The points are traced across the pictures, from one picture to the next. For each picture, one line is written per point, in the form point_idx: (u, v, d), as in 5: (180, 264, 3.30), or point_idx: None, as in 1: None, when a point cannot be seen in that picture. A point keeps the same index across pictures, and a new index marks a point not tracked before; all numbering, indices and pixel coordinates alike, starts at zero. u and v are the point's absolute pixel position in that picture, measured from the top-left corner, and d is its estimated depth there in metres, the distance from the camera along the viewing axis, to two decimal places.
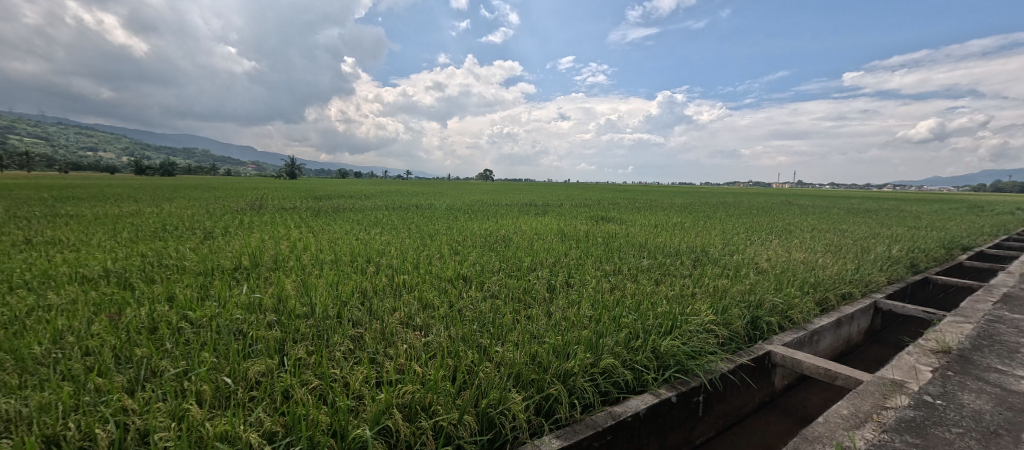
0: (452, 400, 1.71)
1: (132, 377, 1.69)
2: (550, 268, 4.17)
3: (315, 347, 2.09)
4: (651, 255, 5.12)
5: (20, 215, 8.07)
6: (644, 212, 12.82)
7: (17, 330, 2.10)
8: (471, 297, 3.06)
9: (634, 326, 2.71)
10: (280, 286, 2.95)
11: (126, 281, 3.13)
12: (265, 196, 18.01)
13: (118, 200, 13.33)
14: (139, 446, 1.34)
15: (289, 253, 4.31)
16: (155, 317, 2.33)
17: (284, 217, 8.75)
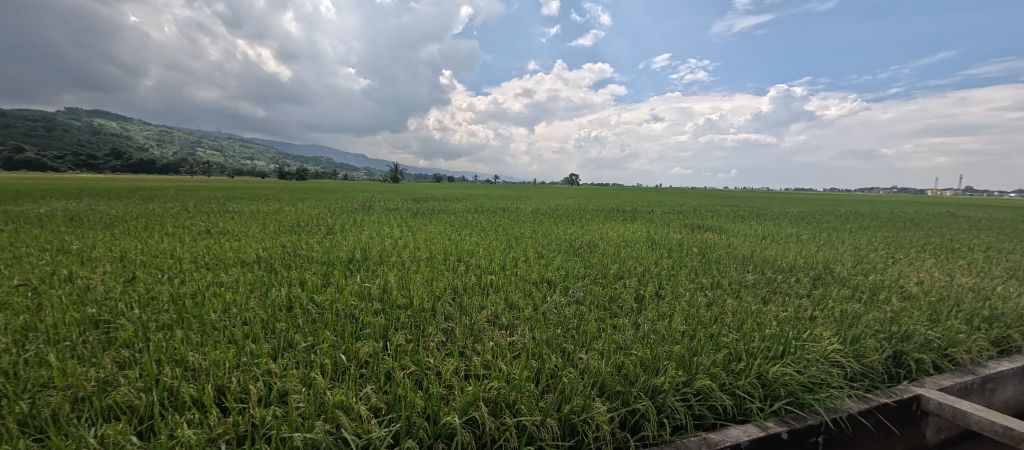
0: (536, 402, 1.72)
1: (275, 345, 2.04)
2: (638, 277, 3.97)
3: (413, 336, 2.28)
4: (757, 269, 4.56)
5: (204, 211, 10.40)
6: (748, 221, 11.48)
7: (201, 299, 2.68)
8: (556, 301, 3.06)
9: (735, 347, 2.44)
10: (385, 278, 3.30)
11: (272, 266, 3.80)
12: (373, 198, 20.38)
13: (268, 200, 16.40)
14: (278, 403, 1.60)
15: (392, 249, 4.80)
16: (291, 297, 2.78)
17: (387, 217, 9.80)
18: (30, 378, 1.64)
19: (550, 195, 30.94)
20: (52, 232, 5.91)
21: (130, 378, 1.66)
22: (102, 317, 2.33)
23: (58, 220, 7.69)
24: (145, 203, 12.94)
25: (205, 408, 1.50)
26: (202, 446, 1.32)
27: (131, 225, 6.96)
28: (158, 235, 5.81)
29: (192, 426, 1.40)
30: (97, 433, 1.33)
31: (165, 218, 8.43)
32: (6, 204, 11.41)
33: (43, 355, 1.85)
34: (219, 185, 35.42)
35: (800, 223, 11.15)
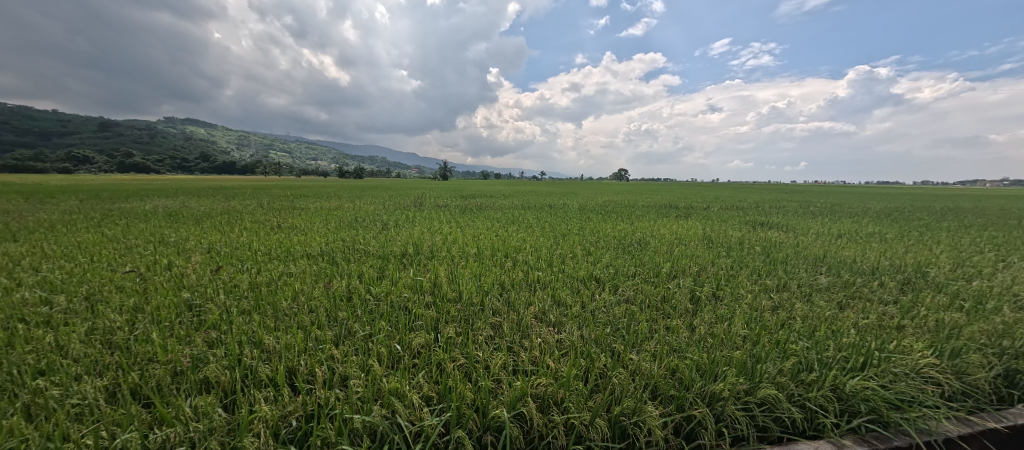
0: (584, 401, 1.69)
1: (337, 333, 2.19)
2: (694, 277, 3.77)
3: (463, 329, 2.34)
4: (832, 271, 4.14)
5: (275, 208, 11.44)
6: (820, 218, 10.44)
7: (274, 288, 2.95)
8: (606, 300, 2.98)
9: (805, 356, 2.23)
10: (435, 272, 3.42)
11: (334, 259, 4.09)
12: (424, 195, 21.21)
13: (330, 197, 17.69)
14: (340, 387, 1.71)
15: (442, 245, 4.96)
16: (351, 288, 2.97)
17: (437, 214, 10.15)
18: (139, 353, 1.89)
19: (597, 192, 30.26)
20: (155, 226, 6.81)
21: (217, 357, 1.86)
22: (194, 302, 2.64)
23: (160, 215, 8.84)
24: (229, 201, 14.51)
25: (278, 388, 1.64)
26: (276, 423, 1.45)
27: (217, 220, 7.82)
28: (239, 229, 6.48)
29: (267, 403, 1.54)
30: (190, 403, 1.50)
31: (244, 214, 9.39)
32: (123, 201, 13.37)
33: (149, 333, 2.13)
34: (286, 184, 38.68)
35: (884, 221, 9.95)
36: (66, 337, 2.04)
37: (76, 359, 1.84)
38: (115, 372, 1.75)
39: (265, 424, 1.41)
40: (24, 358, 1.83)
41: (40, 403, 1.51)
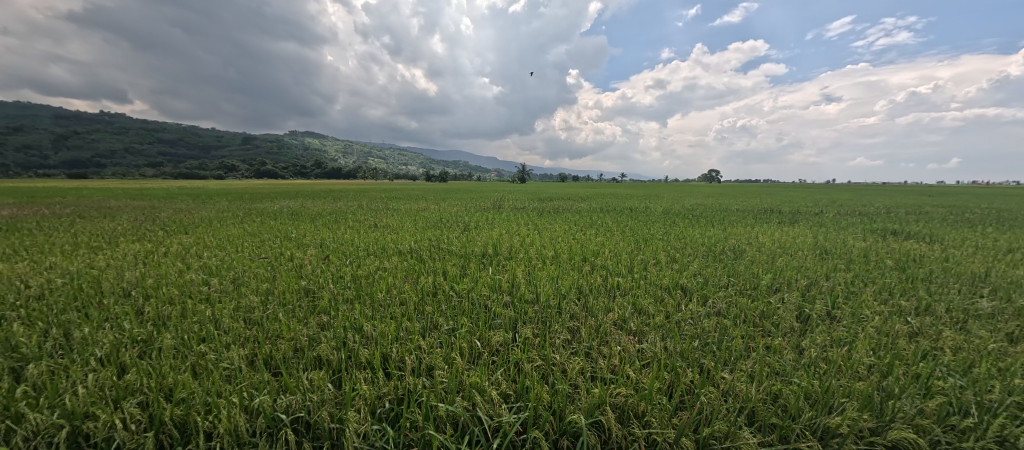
0: (669, 417, 1.60)
1: (424, 325, 2.36)
2: (801, 292, 3.32)
3: (540, 331, 2.36)
4: (1000, 294, 3.31)
5: (372, 208, 12.77)
6: (981, 228, 8.37)
7: (372, 280, 3.30)
8: (693, 312, 2.77)
9: (956, 396, 1.83)
10: (514, 272, 3.50)
11: (421, 256, 4.42)
12: (502, 197, 21.83)
13: (418, 199, 19.18)
14: (427, 376, 1.84)
15: (520, 246, 5.05)
16: (436, 285, 3.19)
17: (514, 215, 10.37)
18: (270, 330, 2.25)
19: (681, 195, 28.14)
20: (281, 223, 8.07)
21: (327, 338, 2.12)
22: (310, 289, 3.06)
23: (284, 214, 10.43)
24: (335, 202, 16.56)
25: (374, 370, 1.82)
26: (373, 401, 1.60)
27: (326, 219, 8.99)
28: (344, 227, 7.37)
29: (366, 383, 1.71)
30: (307, 375, 1.74)
31: (347, 214, 10.65)
32: (259, 202, 16.11)
33: (277, 314, 2.52)
34: (380, 187, 42.82)
35: None
36: (221, 312, 2.51)
37: (227, 331, 2.25)
38: (252, 344, 2.10)
39: (365, 401, 1.57)
40: (193, 326, 2.30)
41: (203, 364, 1.87)
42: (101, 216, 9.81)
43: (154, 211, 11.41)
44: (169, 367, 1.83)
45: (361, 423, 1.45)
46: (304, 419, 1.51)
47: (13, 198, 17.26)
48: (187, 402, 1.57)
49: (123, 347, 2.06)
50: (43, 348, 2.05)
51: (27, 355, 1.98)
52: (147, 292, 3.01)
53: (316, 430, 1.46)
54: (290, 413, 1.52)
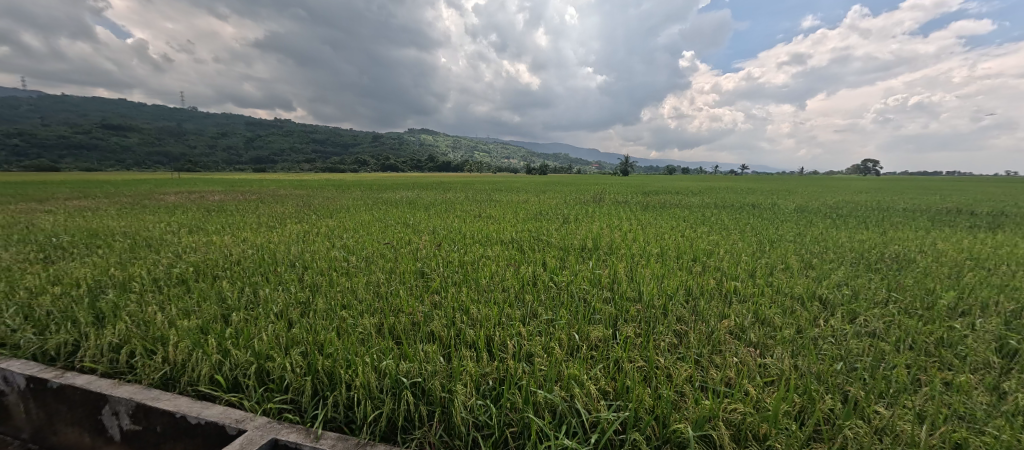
0: (797, 446, 1.40)
1: (524, 314, 2.45)
2: (1004, 319, 2.55)
3: (642, 331, 2.26)
4: None
5: (476, 200, 13.61)
6: None
7: (477, 266, 3.54)
8: (833, 331, 2.36)
9: None
10: (615, 268, 3.41)
11: (522, 246, 4.59)
12: (601, 191, 21.14)
13: (518, 192, 19.87)
14: (527, 362, 1.91)
15: (622, 242, 4.87)
16: (536, 275, 3.28)
17: (614, 209, 10.03)
18: (395, 304, 2.59)
19: (818, 190, 23.63)
20: (401, 211, 9.13)
21: (439, 316, 2.35)
22: (425, 271, 3.42)
23: (401, 203, 11.80)
24: (443, 193, 18.11)
25: (479, 350, 1.96)
26: (478, 378, 1.73)
27: (435, 209, 9.89)
28: (452, 216, 8.01)
29: (473, 361, 1.85)
30: (422, 347, 1.95)
31: (455, 204, 11.57)
32: (384, 192, 18.50)
33: (398, 290, 2.88)
34: (479, 181, 45.22)
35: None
36: (356, 285, 2.96)
37: (361, 302, 2.64)
38: (381, 314, 2.44)
39: (471, 377, 1.70)
40: (337, 295, 2.76)
41: (345, 326, 2.24)
42: (274, 202, 12.41)
43: (308, 199, 13.97)
44: (321, 326, 2.23)
45: (468, 397, 1.58)
46: (420, 385, 1.69)
47: (219, 187, 22.89)
48: (334, 356, 1.89)
49: (290, 307, 2.58)
50: (240, 301, 2.68)
51: (231, 306, 2.61)
52: (306, 263, 3.71)
53: (430, 396, 1.63)
54: (409, 377, 1.72)
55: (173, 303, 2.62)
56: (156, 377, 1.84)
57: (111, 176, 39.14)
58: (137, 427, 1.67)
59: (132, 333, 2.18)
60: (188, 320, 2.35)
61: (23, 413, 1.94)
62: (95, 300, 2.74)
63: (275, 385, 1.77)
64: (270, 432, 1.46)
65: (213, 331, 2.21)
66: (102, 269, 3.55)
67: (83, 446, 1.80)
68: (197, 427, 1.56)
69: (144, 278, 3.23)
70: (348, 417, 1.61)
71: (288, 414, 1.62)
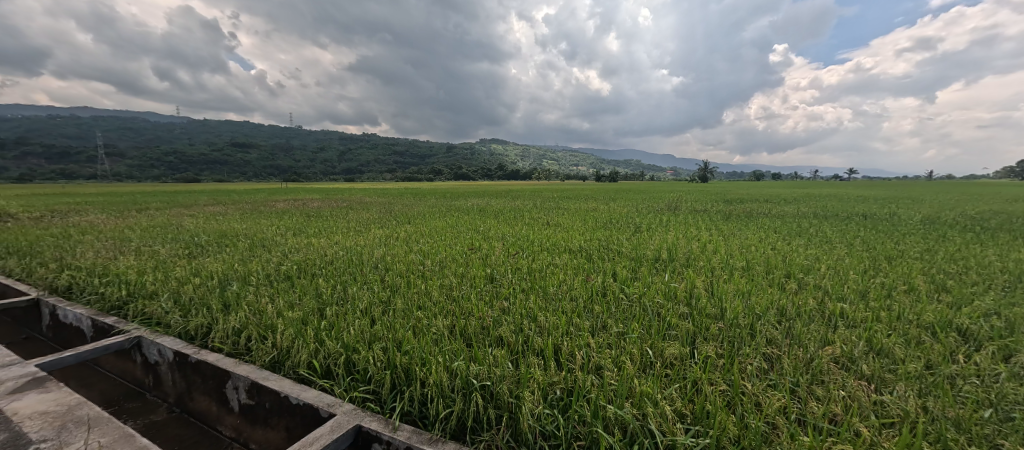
0: None
1: (594, 325, 2.39)
2: None
3: (725, 352, 2.08)
4: None
5: (543, 207, 13.66)
6: None
7: (545, 274, 3.55)
8: (977, 370, 1.95)
9: None
10: (693, 282, 3.19)
11: (591, 255, 4.50)
12: (675, 198, 19.86)
13: (586, 199, 19.54)
14: (596, 374, 1.87)
15: (701, 253, 4.53)
16: (606, 285, 3.19)
17: (691, 218, 9.38)
18: (466, 308, 2.69)
19: (952, 198, 19.63)
20: (471, 218, 9.50)
21: (508, 322, 2.40)
22: (494, 277, 3.51)
23: (471, 210, 12.27)
24: (511, 201, 18.48)
25: (548, 358, 1.96)
26: (545, 387, 1.73)
27: (503, 216, 10.14)
28: (520, 224, 8.13)
29: (540, 369, 1.85)
30: (492, 351, 2.00)
31: (522, 212, 11.73)
32: (456, 200, 19.43)
33: (469, 294, 2.99)
34: (544, 188, 45.31)
35: None
36: (431, 288, 3.14)
37: (434, 304, 2.79)
38: (453, 316, 2.56)
39: (539, 385, 1.71)
40: (414, 296, 2.95)
41: (421, 326, 2.39)
42: (361, 208, 13.72)
43: (388, 206, 15.21)
44: (400, 324, 2.40)
45: (536, 405, 1.58)
46: (489, 388, 1.73)
47: (316, 195, 26.02)
48: (410, 353, 2.02)
49: (374, 305, 2.82)
50: (332, 297, 3.00)
51: (325, 301, 2.93)
52: (388, 265, 4.04)
53: (498, 400, 1.66)
54: (478, 380, 1.77)
55: (279, 296, 3.02)
56: (266, 360, 2.13)
57: (234, 186, 46.51)
58: (251, 401, 1.95)
59: (249, 320, 2.55)
60: (291, 311, 2.69)
61: (170, 381, 2.37)
62: (223, 291, 3.27)
63: (360, 376, 1.94)
64: (355, 419, 1.60)
65: (310, 322, 2.50)
66: (229, 264, 4.23)
67: (211, 413, 2.15)
68: (297, 408, 1.77)
69: (259, 273, 3.77)
70: (422, 412, 1.70)
71: (370, 403, 1.76)
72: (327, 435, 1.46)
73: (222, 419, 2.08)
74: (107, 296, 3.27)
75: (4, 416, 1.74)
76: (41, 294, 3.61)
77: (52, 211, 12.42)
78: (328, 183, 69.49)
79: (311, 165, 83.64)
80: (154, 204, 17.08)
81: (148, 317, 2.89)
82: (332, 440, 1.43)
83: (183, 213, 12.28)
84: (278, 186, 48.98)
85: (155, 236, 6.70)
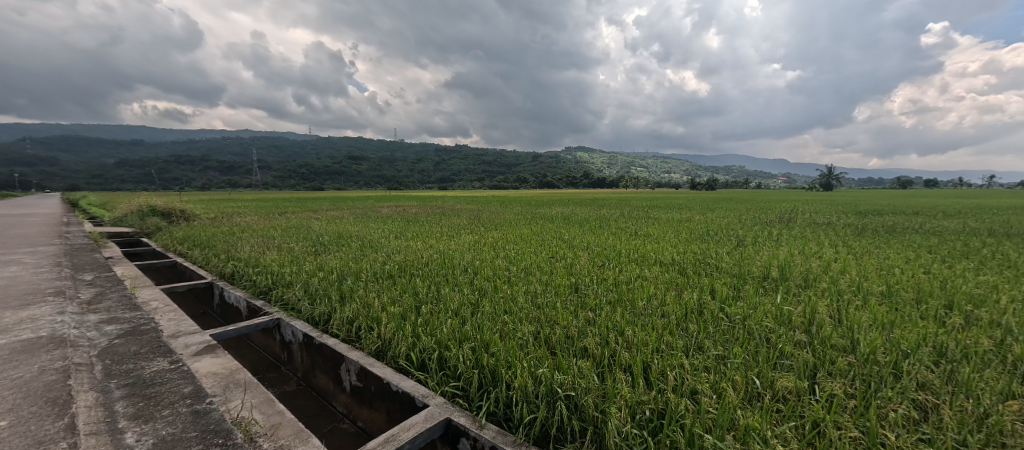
0: None
1: (688, 345, 2.22)
2: None
3: (855, 392, 1.76)
4: None
5: (631, 217, 13.09)
6: None
7: (632, 287, 3.39)
8: None
9: None
10: (813, 307, 2.76)
11: (686, 269, 4.19)
12: (788, 209, 17.30)
13: (680, 208, 18.15)
14: (691, 399, 1.73)
15: (823, 274, 3.91)
16: (702, 303, 2.93)
17: (810, 232, 8.14)
18: (551, 316, 2.70)
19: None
20: (557, 226, 9.52)
21: (593, 334, 2.35)
22: (579, 286, 3.47)
23: (556, 218, 12.31)
24: (596, 209, 18.06)
25: (636, 375, 1.87)
26: (633, 405, 1.65)
27: (588, 225, 9.96)
28: (607, 233, 7.90)
29: (628, 386, 1.78)
30: (577, 362, 1.98)
31: (609, 221, 11.41)
32: (541, 208, 19.64)
33: (554, 303, 3.00)
34: (628, 195, 43.17)
35: None
36: (516, 294, 3.22)
37: (520, 309, 2.86)
38: (538, 323, 2.59)
39: (627, 403, 1.65)
40: (500, 300, 3.06)
41: (507, 330, 2.47)
42: (452, 215, 14.69)
43: (477, 212, 15.97)
44: (487, 326, 2.51)
45: (623, 423, 1.53)
46: (573, 399, 1.72)
47: (415, 201, 28.71)
48: (497, 355, 2.10)
49: (463, 306, 2.99)
50: (427, 297, 3.26)
51: (421, 299, 3.20)
52: (476, 269, 4.26)
53: (582, 412, 1.64)
54: (563, 389, 1.77)
55: (383, 292, 3.39)
56: (373, 348, 2.40)
57: (345, 192, 53.50)
58: (359, 383, 2.21)
59: (359, 311, 2.91)
60: (393, 306, 3.00)
61: (299, 358, 2.82)
62: (339, 284, 3.78)
63: (451, 372, 2.07)
64: (446, 412, 1.72)
65: (408, 318, 2.76)
66: (344, 261, 4.87)
67: (328, 390, 2.49)
68: (397, 395, 1.96)
69: (368, 271, 4.27)
70: (506, 414, 1.76)
71: (459, 399, 1.87)
72: (422, 423, 1.60)
73: (337, 396, 2.40)
74: (257, 282, 4.01)
75: (190, 372, 2.24)
76: (213, 278, 4.57)
77: (223, 213, 15.75)
78: (419, 189, 75.67)
79: (404, 172, 92.00)
80: (292, 208, 20.52)
81: (285, 302, 3.47)
82: (425, 428, 1.56)
83: (310, 216, 14.47)
84: (379, 193, 54.82)
85: (291, 235, 8.03)
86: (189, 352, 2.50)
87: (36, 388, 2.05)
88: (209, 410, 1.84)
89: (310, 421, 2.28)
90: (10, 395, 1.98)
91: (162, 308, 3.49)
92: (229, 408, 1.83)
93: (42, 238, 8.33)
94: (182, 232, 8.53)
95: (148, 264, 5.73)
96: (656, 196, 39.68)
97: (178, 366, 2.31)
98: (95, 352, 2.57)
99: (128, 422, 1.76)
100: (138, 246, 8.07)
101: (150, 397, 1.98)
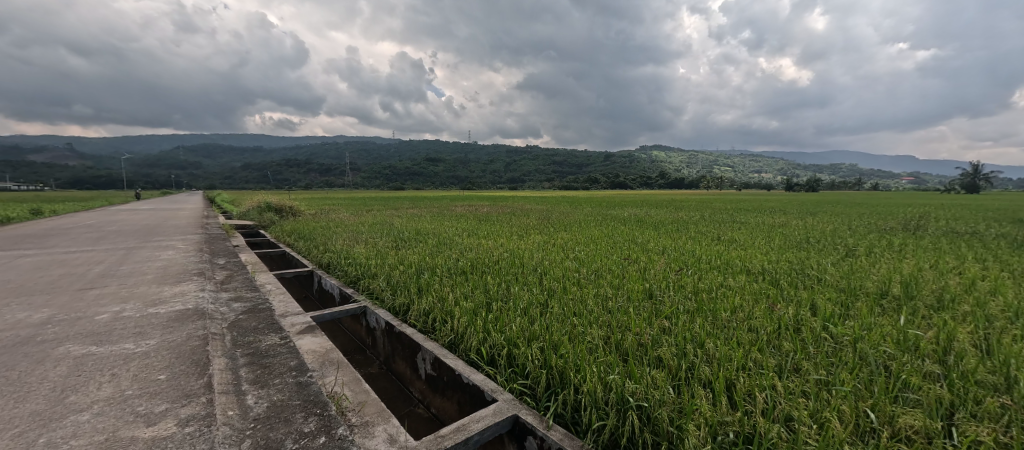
0: None
1: (781, 365, 2.00)
2: None
3: (1011, 443, 1.44)
4: None
5: (714, 220, 12.06)
6: None
7: (714, 296, 3.15)
8: None
9: None
10: (949, 334, 2.31)
11: (779, 280, 3.77)
12: (917, 215, 14.51)
13: (773, 212, 16.29)
14: (785, 427, 1.56)
15: (967, 294, 3.22)
16: (800, 320, 2.61)
17: (950, 243, 6.73)
18: (623, 321, 2.62)
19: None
20: (630, 228, 9.15)
21: (669, 344, 2.23)
22: (653, 292, 3.31)
23: (628, 220, 11.81)
24: (673, 211, 16.95)
25: (718, 392, 1.74)
26: (714, 425, 1.54)
27: (664, 228, 9.38)
28: (686, 237, 7.39)
29: (709, 403, 1.66)
30: (651, 371, 1.89)
31: (688, 224, 10.64)
32: (612, 209, 19.00)
33: (626, 308, 2.90)
34: (710, 198, 39.77)
35: None
36: (586, 296, 3.17)
37: (590, 313, 2.82)
38: (609, 328, 2.53)
39: (707, 421, 1.54)
40: (569, 302, 3.04)
41: (577, 332, 2.45)
42: (521, 215, 14.88)
43: (546, 213, 15.99)
44: (556, 327, 2.52)
45: (701, 442, 1.44)
46: (646, 411, 1.65)
47: (487, 201, 29.71)
48: (566, 357, 2.09)
49: (532, 305, 3.03)
50: (497, 294, 3.36)
51: (491, 297, 3.31)
52: (545, 269, 4.29)
53: (656, 425, 1.58)
54: (635, 399, 1.71)
55: (456, 287, 3.57)
56: (446, 340, 2.55)
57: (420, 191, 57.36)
58: (433, 372, 2.36)
59: (435, 304, 3.10)
60: (465, 301, 3.14)
61: (382, 344, 3.09)
62: (417, 277, 4.06)
63: (519, 370, 2.12)
64: (514, 409, 1.76)
65: (479, 313, 2.87)
66: (421, 256, 5.22)
67: (406, 375, 2.70)
68: (467, 387, 2.05)
69: (442, 266, 4.53)
70: (574, 418, 1.75)
71: (527, 397, 1.91)
72: (490, 417, 1.66)
73: (413, 382, 2.60)
74: (348, 272, 4.49)
75: (295, 347, 2.59)
76: (313, 267, 5.21)
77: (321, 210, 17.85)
78: (486, 189, 78.11)
79: (473, 172, 95.46)
80: (377, 206, 22.49)
81: (370, 291, 3.82)
82: (494, 423, 1.61)
83: (392, 213, 15.73)
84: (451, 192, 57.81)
85: (376, 230, 8.82)
86: (295, 331, 2.89)
87: (185, 351, 2.53)
88: (309, 383, 2.10)
89: (390, 402, 2.50)
90: (167, 355, 2.47)
91: (274, 291, 4.08)
92: (324, 383, 2.09)
93: (191, 228, 10.25)
94: (290, 226, 9.88)
95: (265, 253, 6.72)
96: (742, 199, 36.04)
97: (287, 342, 2.68)
98: (226, 324, 3.09)
99: (248, 386, 2.09)
100: (257, 237, 9.51)
101: (265, 367, 2.33)
